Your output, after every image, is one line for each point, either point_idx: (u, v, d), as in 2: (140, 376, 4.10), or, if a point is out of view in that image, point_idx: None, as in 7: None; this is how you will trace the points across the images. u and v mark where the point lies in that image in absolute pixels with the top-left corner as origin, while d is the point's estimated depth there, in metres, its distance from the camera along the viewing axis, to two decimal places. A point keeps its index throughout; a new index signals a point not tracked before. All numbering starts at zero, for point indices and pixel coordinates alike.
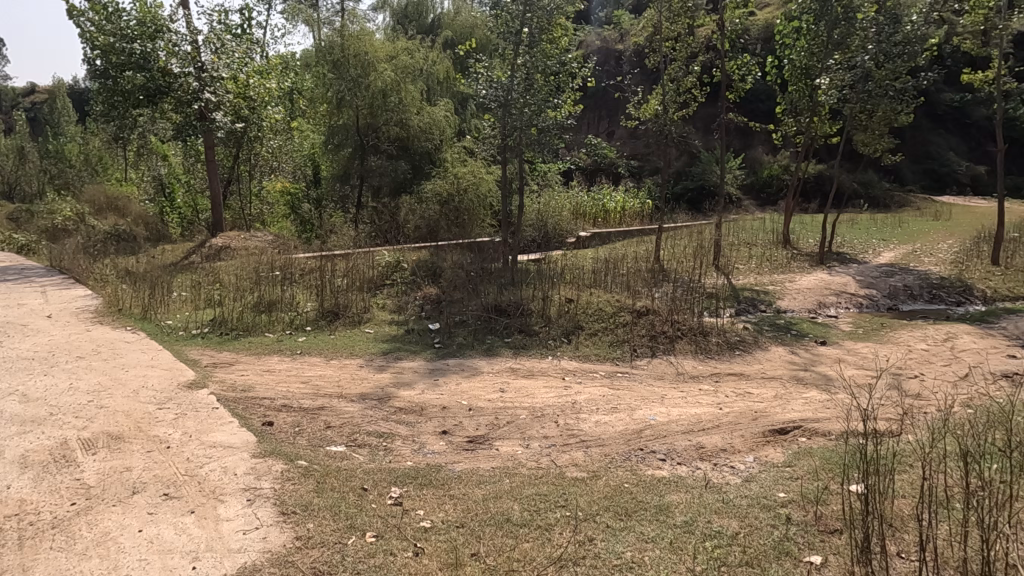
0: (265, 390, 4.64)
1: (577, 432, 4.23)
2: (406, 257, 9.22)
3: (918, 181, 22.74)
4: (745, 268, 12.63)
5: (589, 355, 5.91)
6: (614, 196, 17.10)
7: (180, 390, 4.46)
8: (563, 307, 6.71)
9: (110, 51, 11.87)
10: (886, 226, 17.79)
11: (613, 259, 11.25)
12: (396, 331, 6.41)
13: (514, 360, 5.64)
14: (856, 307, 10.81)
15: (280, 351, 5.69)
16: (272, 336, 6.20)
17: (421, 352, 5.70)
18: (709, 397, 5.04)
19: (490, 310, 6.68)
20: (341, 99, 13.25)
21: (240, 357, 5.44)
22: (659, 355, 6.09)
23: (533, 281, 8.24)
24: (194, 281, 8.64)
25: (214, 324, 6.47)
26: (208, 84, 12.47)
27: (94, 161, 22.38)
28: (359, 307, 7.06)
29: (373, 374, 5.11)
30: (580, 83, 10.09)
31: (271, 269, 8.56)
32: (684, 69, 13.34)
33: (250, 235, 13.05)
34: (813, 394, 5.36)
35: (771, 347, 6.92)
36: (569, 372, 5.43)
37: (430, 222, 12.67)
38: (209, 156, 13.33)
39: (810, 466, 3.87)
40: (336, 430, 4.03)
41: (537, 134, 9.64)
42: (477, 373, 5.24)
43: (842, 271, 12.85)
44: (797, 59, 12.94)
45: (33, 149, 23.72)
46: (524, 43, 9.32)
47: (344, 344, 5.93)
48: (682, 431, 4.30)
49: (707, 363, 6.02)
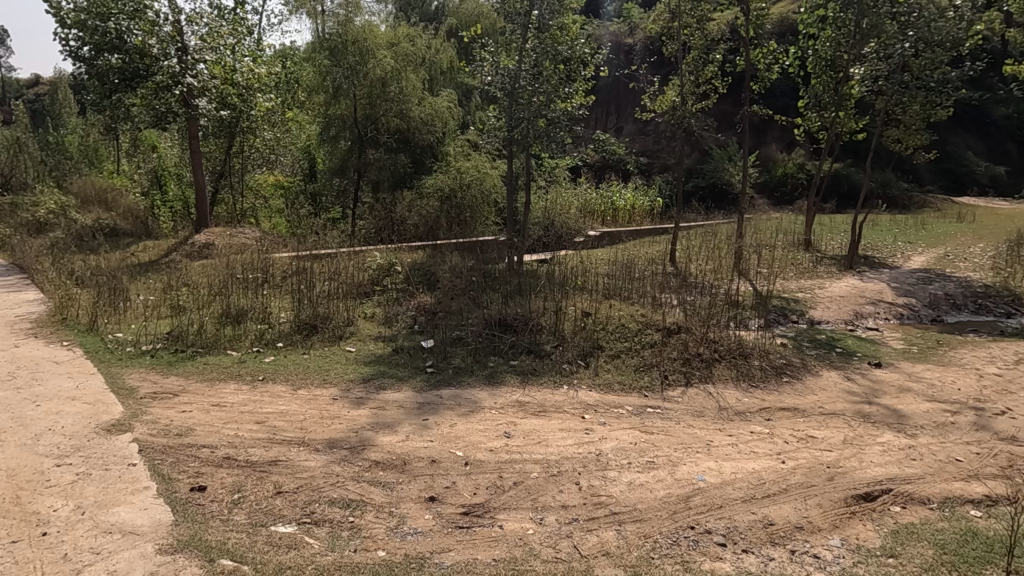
0: (207, 434, 3.64)
1: (606, 499, 3.25)
2: (401, 259, 8.25)
3: (937, 182, 21.65)
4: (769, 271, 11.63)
5: (612, 384, 4.91)
6: (625, 193, 16.10)
7: (94, 435, 3.47)
8: (579, 323, 5.75)
9: (83, 30, 10.94)
10: (908, 227, 16.78)
11: (627, 262, 10.30)
12: (382, 351, 5.42)
13: (522, 391, 4.63)
14: (895, 317, 9.81)
15: (238, 376, 4.70)
16: (233, 355, 5.23)
17: (409, 379, 4.72)
18: (767, 444, 4.05)
19: (495, 325, 5.70)
20: (338, 87, 12.20)
21: (188, 386, 4.45)
22: (695, 383, 5.10)
23: (543, 288, 7.27)
24: (162, 283, 7.65)
25: (169, 339, 5.50)
26: (191, 68, 11.45)
27: (90, 153, 21.71)
28: (342, 319, 6.09)
29: (349, 410, 4.12)
30: (593, 72, 9.05)
31: (248, 271, 7.57)
32: (704, 58, 12.31)
33: (236, 231, 12.10)
34: (889, 438, 4.36)
35: (820, 371, 5.91)
36: (589, 408, 4.43)
37: (429, 220, 11.70)
38: (194, 146, 12.37)
39: (921, 558, 2.89)
40: (288, 498, 3.06)
41: (545, 126, 8.53)
42: (476, 409, 4.24)
43: (873, 276, 11.84)
44: (822, 50, 11.82)
45: (31, 139, 21.26)
46: (533, 26, 8.41)
47: (318, 367, 4.94)
48: (742, 498, 3.31)
49: (753, 395, 5.04)
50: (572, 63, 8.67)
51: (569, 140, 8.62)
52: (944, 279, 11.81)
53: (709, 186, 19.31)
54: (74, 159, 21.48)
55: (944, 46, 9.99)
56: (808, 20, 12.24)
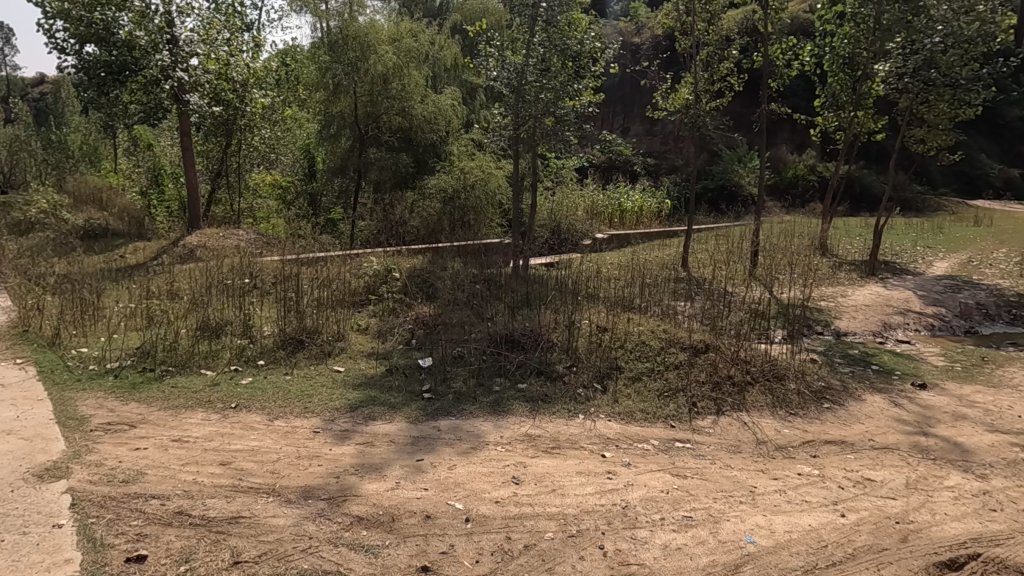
0: (159, 481, 3.06)
1: (638, 570, 2.65)
2: (399, 264, 7.68)
3: (951, 184, 21.00)
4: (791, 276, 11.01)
5: (634, 413, 4.33)
6: (633, 195, 15.45)
7: (19, 484, 2.91)
8: (594, 341, 5.18)
9: (66, 20, 10.25)
10: (925, 232, 16.14)
11: (638, 267, 9.73)
12: (373, 371, 4.84)
13: (532, 422, 4.05)
14: (926, 329, 9.18)
15: (208, 403, 4.11)
16: (207, 376, 4.64)
17: (403, 407, 4.13)
18: (821, 491, 3.45)
19: (500, 343, 5.12)
20: (338, 84, 11.62)
21: (148, 415, 3.87)
22: (727, 412, 4.51)
23: (552, 297, 6.68)
24: (142, 289, 7.07)
25: (137, 356, 4.94)
26: (182, 61, 10.87)
27: (90, 153, 21.22)
28: (333, 333, 5.51)
29: (331, 447, 3.55)
30: (603, 68, 8.44)
31: (235, 277, 7.00)
32: (719, 55, 11.68)
33: (230, 232, 11.50)
34: (958, 481, 3.74)
35: (862, 395, 5.26)
36: (609, 444, 3.84)
37: (432, 223, 11.15)
38: (186, 144, 11.81)
39: None
40: (245, 571, 2.49)
41: (552, 125, 7.96)
42: (479, 446, 3.65)
43: (898, 283, 11.23)
44: (840, 48, 11.13)
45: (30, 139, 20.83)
46: (541, 19, 7.78)
47: (300, 392, 4.35)
48: (803, 569, 2.72)
49: (793, 425, 4.46)
50: (581, 59, 8.10)
51: (577, 140, 8.05)
52: (973, 287, 11.17)
53: (719, 187, 18.68)
54: (74, 158, 20.99)
55: (975, 41, 9.05)
56: (826, 15, 11.41)
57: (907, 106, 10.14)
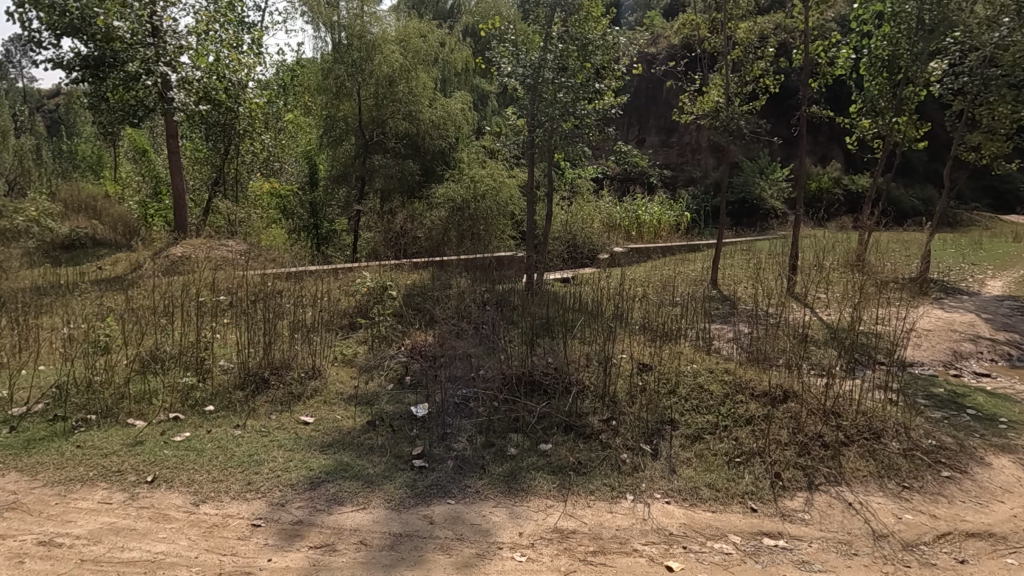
0: None
1: None
2: (395, 282, 6.58)
3: (982, 200, 19.64)
4: (837, 282, 9.83)
5: (702, 490, 3.18)
6: (652, 206, 14.35)
7: None
8: (637, 389, 4.05)
9: (38, 7, 9.03)
10: (966, 247, 14.86)
11: (667, 284, 8.58)
12: (352, 423, 3.70)
13: (563, 508, 2.90)
14: (1003, 359, 7.90)
15: (115, 476, 2.98)
16: (128, 432, 3.51)
17: (384, 484, 2.99)
18: None
19: (517, 386, 4.02)
20: (342, 87, 10.52)
21: (26, 498, 2.76)
22: (823, 486, 3.36)
23: (576, 326, 5.48)
24: (91, 305, 5.93)
25: (52, 398, 3.84)
26: (166, 55, 9.69)
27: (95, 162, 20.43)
28: (305, 370, 4.38)
29: (270, 557, 2.42)
30: (629, 64, 7.28)
31: (204, 294, 5.88)
32: (755, 53, 10.27)
33: (219, 242, 10.42)
34: None
35: (985, 457, 3.99)
36: (673, 543, 2.70)
37: (438, 235, 9.98)
38: (173, 148, 10.73)
39: None
40: None
41: (571, 128, 6.73)
42: (488, 552, 2.51)
43: (955, 304, 9.97)
44: (878, 49, 9.06)
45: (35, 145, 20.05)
46: (562, 9, 6.66)
47: (246, 456, 3.22)
48: None
49: (916, 507, 3.27)
50: (603, 58, 6.94)
51: (597, 146, 6.93)
52: None
53: (739, 202, 17.35)
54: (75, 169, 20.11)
55: None
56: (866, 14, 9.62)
57: (962, 108, 8.75)
